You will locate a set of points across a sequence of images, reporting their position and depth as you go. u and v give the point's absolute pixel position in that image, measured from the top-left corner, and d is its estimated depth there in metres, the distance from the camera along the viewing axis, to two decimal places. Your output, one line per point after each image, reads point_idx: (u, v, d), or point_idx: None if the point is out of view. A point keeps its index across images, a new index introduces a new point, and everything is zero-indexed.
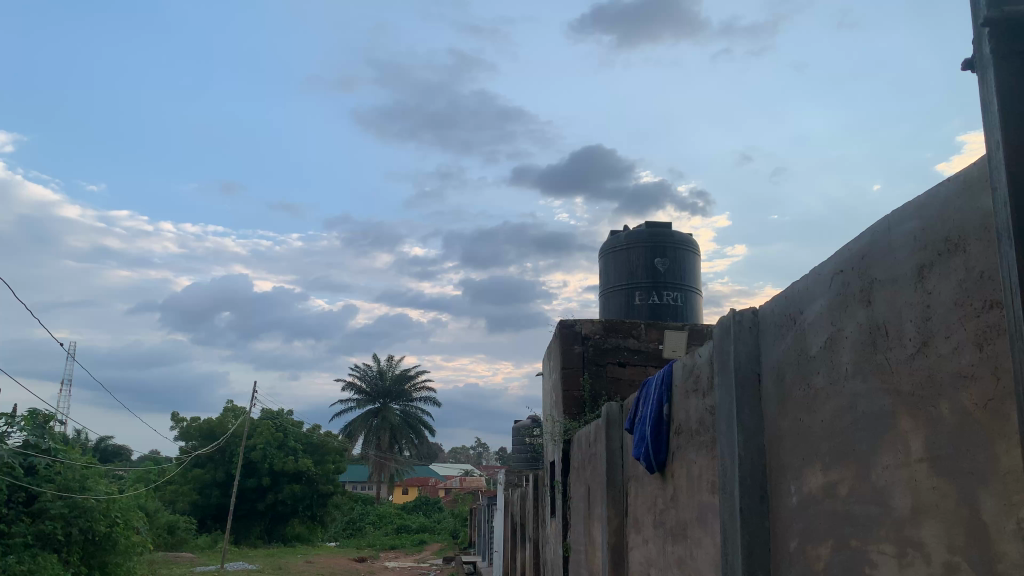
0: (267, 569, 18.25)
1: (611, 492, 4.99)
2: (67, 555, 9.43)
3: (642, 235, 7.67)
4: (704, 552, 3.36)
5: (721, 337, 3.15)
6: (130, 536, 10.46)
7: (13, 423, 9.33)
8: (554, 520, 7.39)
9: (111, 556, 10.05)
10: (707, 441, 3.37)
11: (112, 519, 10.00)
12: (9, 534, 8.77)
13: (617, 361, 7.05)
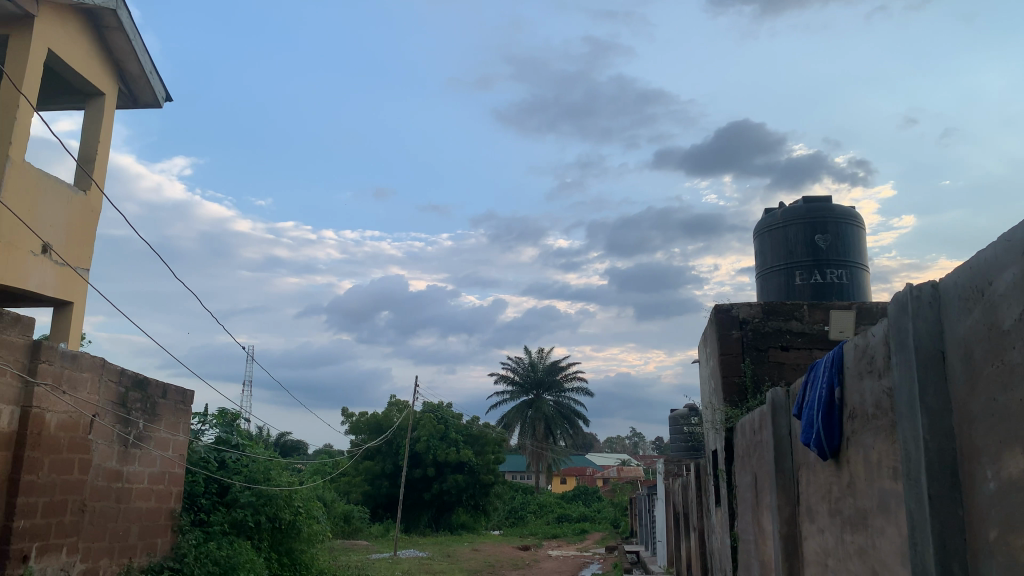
0: (437, 556, 18.99)
1: (781, 481, 4.81)
2: (259, 542, 10.15)
3: (800, 211, 7.34)
4: (889, 542, 3.17)
5: (896, 315, 2.96)
6: (312, 525, 11.17)
7: (205, 421, 10.28)
8: (720, 509, 7.21)
9: (295, 543, 10.76)
10: (887, 425, 3.17)
11: (295, 508, 10.72)
12: (207, 522, 9.54)
13: (779, 345, 6.78)
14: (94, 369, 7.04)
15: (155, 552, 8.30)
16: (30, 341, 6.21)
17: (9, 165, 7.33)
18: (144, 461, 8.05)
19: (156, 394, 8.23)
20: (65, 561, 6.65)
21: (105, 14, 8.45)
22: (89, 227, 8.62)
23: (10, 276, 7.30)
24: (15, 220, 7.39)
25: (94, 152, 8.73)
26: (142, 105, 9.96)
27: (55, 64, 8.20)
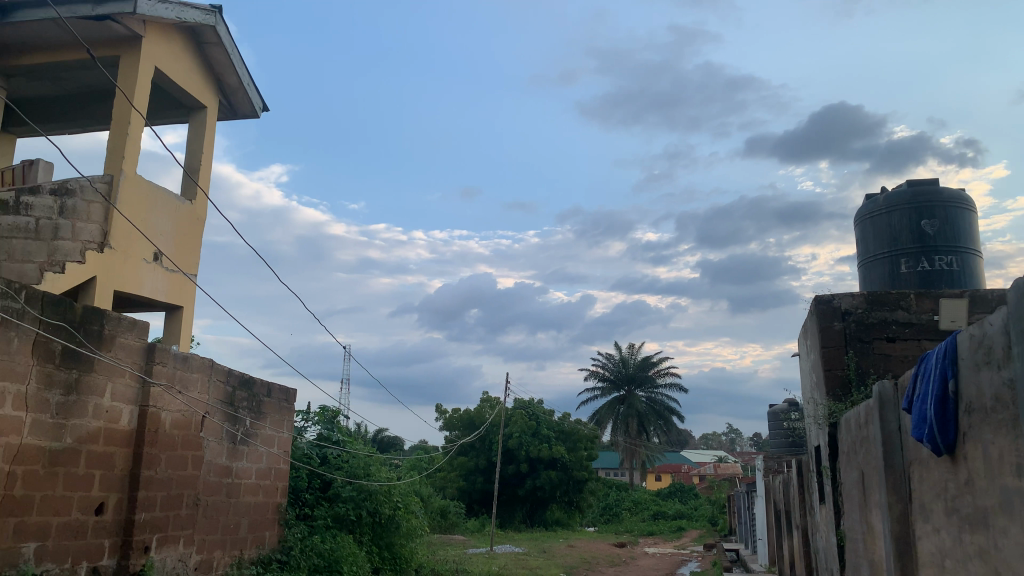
0: (533, 551, 19.09)
1: (891, 478, 4.61)
2: (361, 536, 10.35)
3: (904, 195, 7.01)
4: (1013, 542, 3.00)
5: (1016, 302, 2.79)
6: (410, 520, 11.22)
7: (307, 418, 10.69)
8: (824, 507, 6.98)
9: (395, 538, 10.80)
10: (1008, 419, 2.99)
11: (394, 503, 10.86)
12: (312, 516, 9.91)
13: (885, 336, 6.50)
14: (203, 369, 7.38)
15: (264, 545, 8.65)
16: (146, 343, 6.55)
17: (123, 178, 7.77)
18: (252, 457, 8.41)
19: (261, 392, 8.57)
20: (182, 552, 7.01)
21: (205, 31, 8.84)
22: (196, 234, 9.05)
23: (126, 283, 7.74)
24: (130, 230, 7.83)
25: (198, 163, 9.16)
26: (241, 115, 10.38)
27: (162, 80, 8.64)
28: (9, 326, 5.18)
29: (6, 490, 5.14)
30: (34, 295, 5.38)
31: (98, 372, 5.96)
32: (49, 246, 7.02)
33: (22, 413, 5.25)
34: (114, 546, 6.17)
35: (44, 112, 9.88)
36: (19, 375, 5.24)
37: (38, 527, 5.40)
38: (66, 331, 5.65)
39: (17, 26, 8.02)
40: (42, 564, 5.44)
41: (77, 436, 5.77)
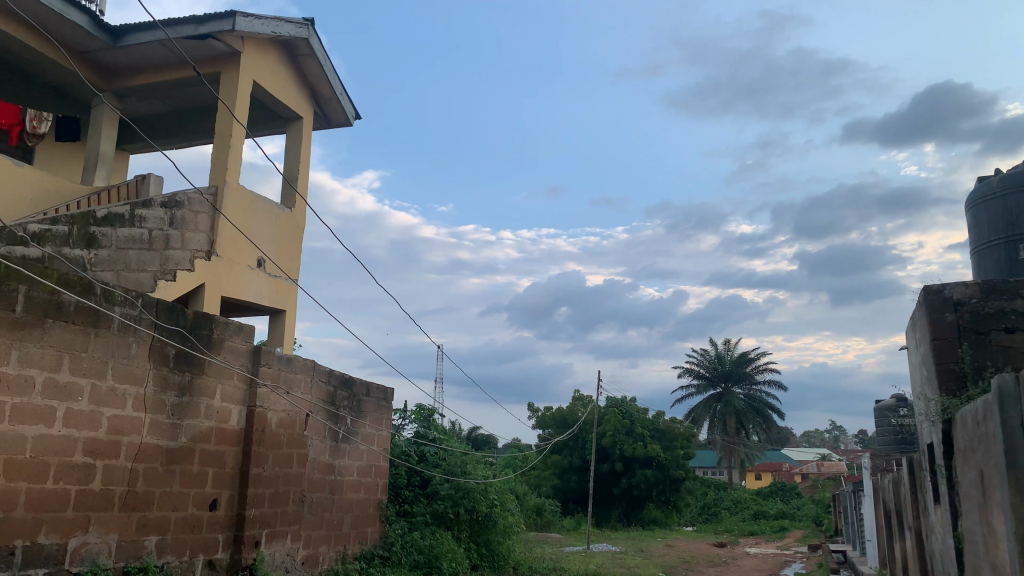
0: (631, 551, 18.92)
1: (1013, 476, 4.34)
2: (459, 533, 10.48)
3: (1021, 176, 6.59)
4: None
5: None
6: (507, 517, 11.28)
7: (405, 416, 10.95)
8: (939, 507, 6.62)
9: (493, 535, 10.89)
10: None
11: (491, 501, 10.92)
12: (412, 512, 10.14)
13: (1003, 327, 6.14)
14: (306, 371, 7.66)
15: (367, 541, 8.90)
16: (252, 346, 6.84)
17: (226, 189, 8.13)
18: (353, 455, 8.64)
19: (361, 391, 8.82)
20: (290, 547, 7.28)
21: (299, 43, 9.14)
22: (295, 241, 9.38)
23: (232, 289, 8.10)
24: (234, 238, 8.19)
25: (296, 171, 9.50)
26: (335, 124, 10.70)
27: (260, 93, 9.00)
28: (128, 331, 5.48)
29: (129, 486, 5.45)
30: (149, 302, 5.68)
31: (209, 374, 6.26)
32: (161, 256, 7.31)
33: (141, 413, 5.56)
34: (227, 541, 6.46)
35: (155, 128, 10.45)
36: (138, 378, 5.54)
37: (159, 521, 5.71)
38: (179, 335, 5.95)
39: (127, 49, 8.52)
40: (163, 556, 5.75)
41: (191, 435, 6.07)
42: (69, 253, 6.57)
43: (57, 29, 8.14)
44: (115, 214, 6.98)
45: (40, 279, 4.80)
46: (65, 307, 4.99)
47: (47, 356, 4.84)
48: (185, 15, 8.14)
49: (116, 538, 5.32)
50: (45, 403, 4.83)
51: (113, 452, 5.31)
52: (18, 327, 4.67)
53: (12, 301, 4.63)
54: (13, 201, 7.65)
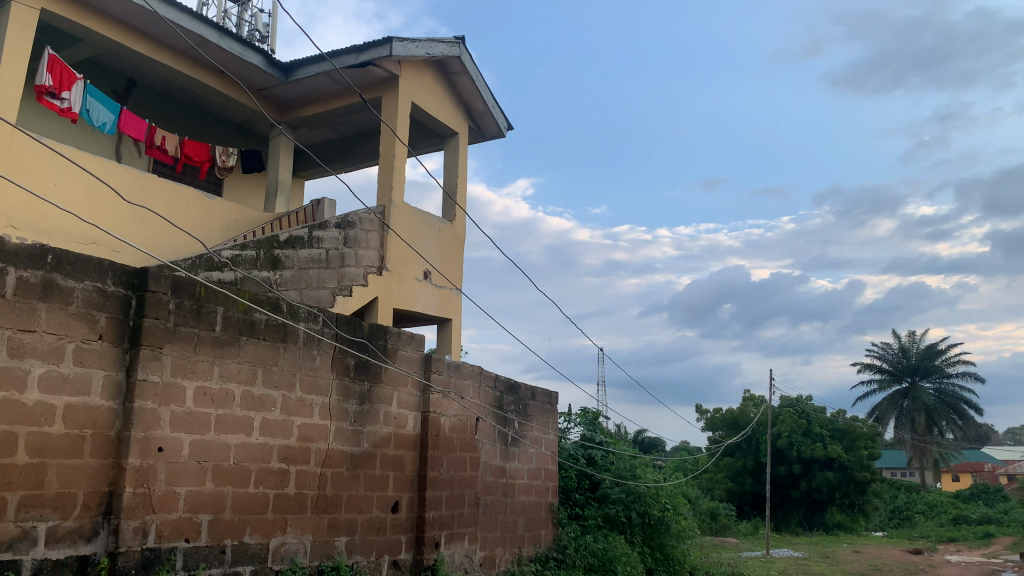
0: (815, 557, 17.97)
1: None
2: (633, 537, 10.33)
3: None
4: None
5: None
6: (681, 521, 10.95)
7: (571, 420, 11.02)
8: None
9: (668, 539, 10.61)
10: None
11: (663, 504, 10.65)
12: (584, 516, 10.20)
13: None
14: (474, 377, 7.90)
15: (541, 543, 9.02)
16: (423, 354, 7.13)
17: (392, 207, 8.55)
18: (523, 458, 8.79)
19: (526, 396, 8.99)
20: (468, 548, 7.51)
21: (451, 61, 9.46)
22: (458, 251, 9.70)
23: (402, 301, 8.50)
24: (402, 252, 8.59)
25: (456, 184, 9.82)
26: (490, 136, 10.96)
27: (418, 113, 9.39)
28: (312, 344, 5.87)
29: (319, 490, 5.83)
30: (330, 316, 6.06)
31: (386, 382, 6.58)
32: (338, 272, 7.78)
33: (327, 421, 5.95)
34: (410, 541, 6.77)
35: (327, 153, 11.17)
36: (322, 388, 5.93)
37: (348, 523, 6.07)
38: (357, 345, 6.31)
39: (298, 83, 9.17)
40: (353, 556, 6.10)
41: (373, 441, 6.41)
42: (259, 274, 7.05)
43: (237, 70, 8.89)
44: (296, 236, 7.43)
45: (235, 300, 5.24)
46: (257, 324, 5.42)
47: (243, 370, 5.28)
48: (347, 45, 8.65)
49: (310, 538, 5.70)
50: (244, 413, 5.26)
51: (304, 458, 5.71)
52: (218, 344, 5.12)
53: (212, 322, 5.08)
54: (209, 230, 8.42)
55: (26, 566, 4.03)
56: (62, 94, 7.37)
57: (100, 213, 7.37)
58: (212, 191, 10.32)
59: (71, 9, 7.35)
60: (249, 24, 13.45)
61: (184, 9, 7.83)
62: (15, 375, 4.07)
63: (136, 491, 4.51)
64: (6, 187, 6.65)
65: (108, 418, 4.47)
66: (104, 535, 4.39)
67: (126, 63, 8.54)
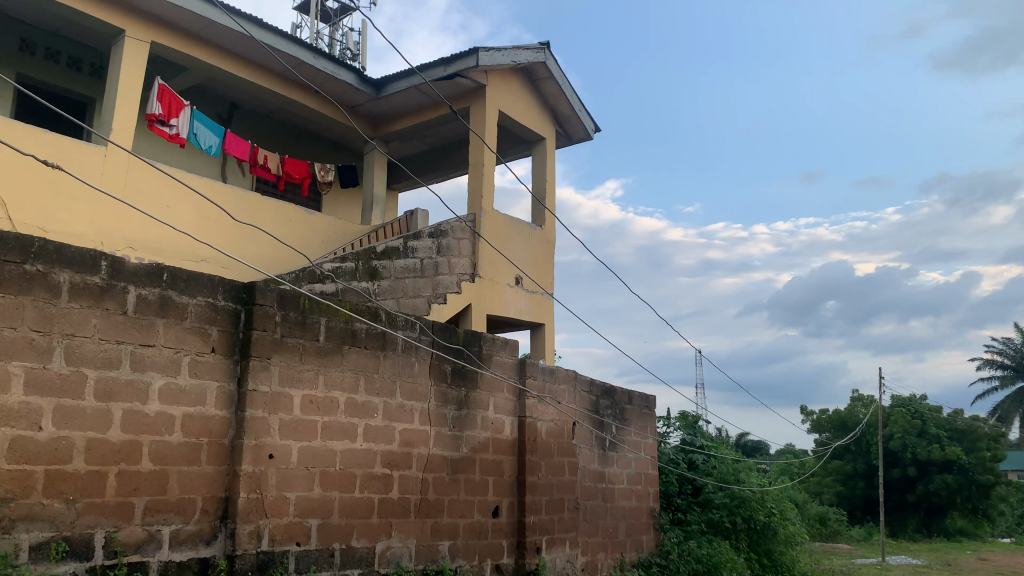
0: (936, 564, 17.04)
1: None
2: (738, 542, 10.04)
3: None
4: None
5: None
6: (789, 526, 10.58)
7: (670, 424, 10.85)
8: None
9: (775, 545, 10.29)
10: None
11: (769, 509, 10.33)
12: (686, 521, 10.05)
13: None
14: (570, 381, 7.89)
15: (643, 548, 8.90)
16: (518, 359, 7.17)
17: (484, 215, 8.65)
18: (622, 463, 8.71)
19: (623, 399, 8.92)
20: (569, 553, 7.49)
21: (537, 67, 9.51)
22: (550, 256, 9.72)
23: (496, 307, 8.58)
24: (494, 259, 8.68)
25: (545, 188, 9.85)
26: (578, 140, 10.94)
27: (506, 121, 9.47)
28: (411, 351, 6.00)
29: (422, 494, 5.94)
30: (427, 323, 6.17)
31: (483, 388, 6.65)
32: (432, 281, 7.93)
33: (427, 427, 6.05)
34: (511, 545, 6.81)
35: (419, 165, 11.40)
36: (422, 394, 6.04)
37: (450, 527, 6.16)
38: (454, 352, 6.40)
39: (389, 98, 9.41)
40: (456, 560, 6.19)
41: (472, 445, 6.48)
42: (358, 285, 7.26)
43: (331, 89, 9.20)
44: (392, 247, 7.61)
45: (336, 311, 5.42)
46: (358, 333, 5.57)
47: (346, 379, 5.44)
48: (435, 58, 8.81)
49: (414, 542, 5.81)
50: (348, 420, 5.42)
51: (407, 463, 5.83)
52: (322, 354, 5.30)
53: (316, 332, 5.25)
54: (310, 244, 8.73)
55: (153, 567, 4.27)
56: (171, 121, 7.80)
57: (210, 232, 7.76)
58: (312, 206, 10.69)
59: (177, 40, 7.77)
60: (340, 44, 13.91)
61: (280, 33, 8.16)
62: (138, 388, 4.32)
63: (250, 496, 4.70)
64: (125, 211, 7.11)
65: (222, 427, 4.70)
66: (222, 538, 4.60)
67: (228, 88, 8.97)
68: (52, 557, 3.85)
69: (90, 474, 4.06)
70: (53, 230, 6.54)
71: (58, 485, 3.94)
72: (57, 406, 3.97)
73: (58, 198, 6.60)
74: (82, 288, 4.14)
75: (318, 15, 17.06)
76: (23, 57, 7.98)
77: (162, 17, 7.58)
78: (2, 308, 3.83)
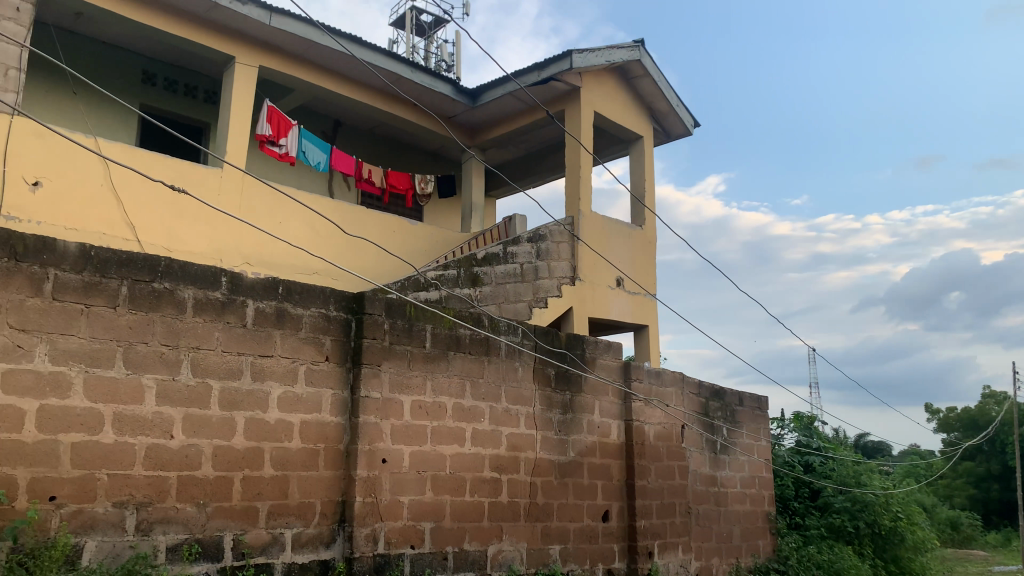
0: None
1: None
2: (862, 548, 9.53)
3: None
4: None
5: None
6: (918, 532, 9.97)
7: (784, 426, 10.49)
8: None
9: (903, 551, 9.73)
10: None
11: (895, 513, 9.80)
12: (805, 526, 9.66)
13: None
14: (677, 383, 7.74)
15: (760, 554, 8.62)
16: (623, 362, 7.10)
17: (582, 217, 8.62)
18: (734, 466, 8.47)
19: (733, 401, 8.68)
20: (683, 558, 7.34)
21: (632, 66, 9.41)
22: (651, 256, 9.58)
23: (598, 309, 8.53)
24: (595, 261, 8.63)
25: (644, 188, 9.72)
26: (676, 136, 10.74)
27: (602, 122, 9.41)
28: (514, 356, 6.03)
29: (531, 498, 5.95)
30: (530, 327, 6.19)
31: (588, 391, 6.61)
32: (533, 285, 7.95)
33: (534, 431, 6.07)
34: (623, 550, 6.74)
35: (517, 170, 11.48)
36: (527, 399, 6.06)
37: (560, 531, 6.15)
38: (557, 356, 6.40)
39: (485, 106, 9.52)
40: (567, 563, 6.17)
41: (579, 449, 6.45)
42: (461, 292, 7.37)
43: (429, 101, 9.38)
44: (492, 253, 7.69)
45: (441, 317, 5.51)
46: (462, 339, 5.65)
47: (453, 384, 5.52)
48: (529, 63, 8.85)
49: (526, 546, 5.83)
50: (456, 425, 5.49)
51: (515, 467, 5.86)
52: (429, 360, 5.40)
53: (423, 339, 5.36)
54: (413, 253, 8.92)
55: (278, 568, 4.45)
56: (280, 141, 8.15)
57: (320, 245, 8.05)
58: (414, 217, 10.92)
59: (283, 63, 8.12)
60: (436, 57, 14.18)
61: (378, 50, 8.39)
62: (259, 397, 4.52)
63: (365, 500, 4.83)
64: (241, 228, 7.46)
65: (338, 433, 4.85)
66: (340, 541, 4.75)
67: (332, 106, 9.29)
68: (185, 558, 4.07)
69: (218, 479, 4.27)
70: (176, 249, 6.95)
71: (189, 490, 4.16)
72: (186, 415, 4.20)
73: (180, 219, 7.01)
74: (205, 303, 4.36)
75: (413, 30, 17.46)
76: (146, 88, 8.53)
77: (269, 42, 7.94)
78: (135, 323, 4.09)
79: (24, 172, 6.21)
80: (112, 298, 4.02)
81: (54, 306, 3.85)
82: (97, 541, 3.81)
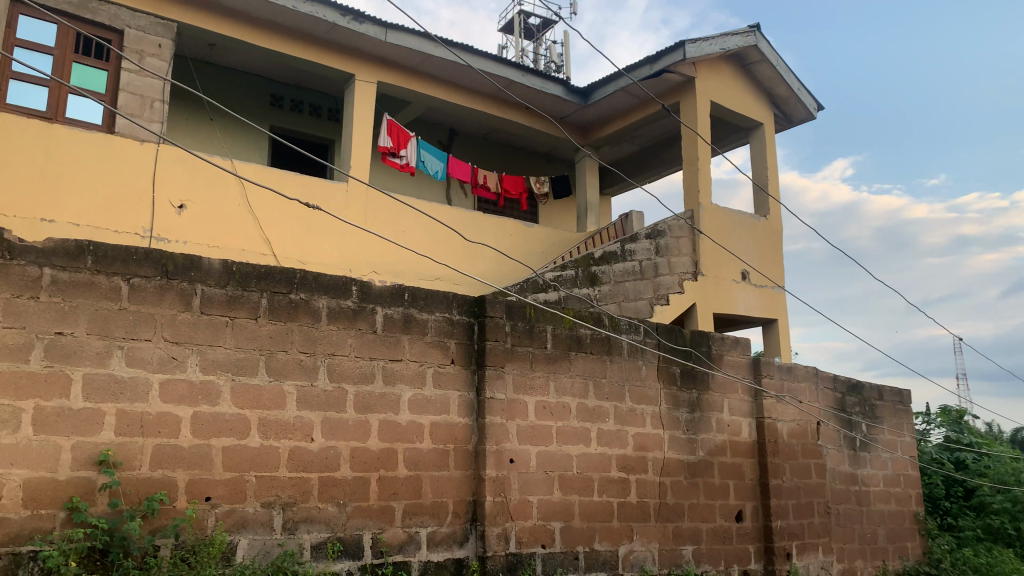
0: None
1: None
2: None
3: None
4: None
5: None
6: None
7: (930, 421, 9.85)
8: None
9: None
10: None
11: None
12: (958, 526, 9.01)
13: None
14: (810, 378, 7.43)
15: (909, 556, 8.13)
16: (751, 358, 6.88)
17: (702, 210, 8.43)
18: (876, 463, 8.04)
19: (873, 395, 8.23)
20: (824, 560, 7.03)
21: (749, 52, 9.12)
22: (777, 248, 9.24)
23: (722, 304, 8.31)
24: (718, 254, 8.42)
25: (767, 177, 9.39)
26: (799, 121, 10.32)
27: (719, 112, 9.17)
28: (637, 354, 5.97)
29: (661, 498, 5.87)
30: (652, 325, 6.11)
31: (715, 388, 6.44)
32: (654, 282, 7.83)
33: (660, 430, 5.98)
34: (759, 551, 6.53)
35: (632, 167, 11.36)
36: (652, 398, 5.98)
37: (692, 531, 6.03)
38: (682, 353, 6.28)
39: (597, 104, 9.48)
40: (701, 564, 6.04)
41: (708, 448, 6.30)
42: (580, 291, 7.37)
43: (541, 103, 9.43)
44: (610, 251, 7.65)
45: (562, 317, 5.54)
46: (584, 339, 5.65)
47: (576, 385, 5.52)
48: (641, 58, 8.74)
49: (657, 546, 5.75)
50: (581, 425, 5.49)
51: (643, 467, 5.79)
52: (552, 360, 5.42)
53: (544, 339, 5.39)
54: (532, 255, 8.99)
55: (415, 566, 4.58)
56: (401, 152, 8.41)
57: (441, 252, 8.25)
58: (531, 219, 11.01)
59: (400, 76, 8.37)
60: (545, 59, 14.24)
61: (490, 56, 8.51)
62: (390, 400, 4.67)
63: (496, 499, 4.89)
64: (367, 239, 7.74)
65: (466, 434, 4.95)
66: (473, 539, 4.84)
67: (447, 115, 9.50)
68: (329, 556, 4.26)
69: (356, 479, 4.45)
70: (309, 262, 7.31)
71: (330, 490, 4.36)
72: (324, 419, 4.40)
73: (311, 233, 7.36)
74: (338, 312, 4.56)
75: (522, 34, 17.60)
76: (275, 110, 9.01)
77: (386, 58, 8.21)
78: (275, 333, 4.32)
79: (172, 197, 6.70)
80: (253, 310, 4.27)
81: (203, 319, 4.12)
82: (249, 538, 4.05)
